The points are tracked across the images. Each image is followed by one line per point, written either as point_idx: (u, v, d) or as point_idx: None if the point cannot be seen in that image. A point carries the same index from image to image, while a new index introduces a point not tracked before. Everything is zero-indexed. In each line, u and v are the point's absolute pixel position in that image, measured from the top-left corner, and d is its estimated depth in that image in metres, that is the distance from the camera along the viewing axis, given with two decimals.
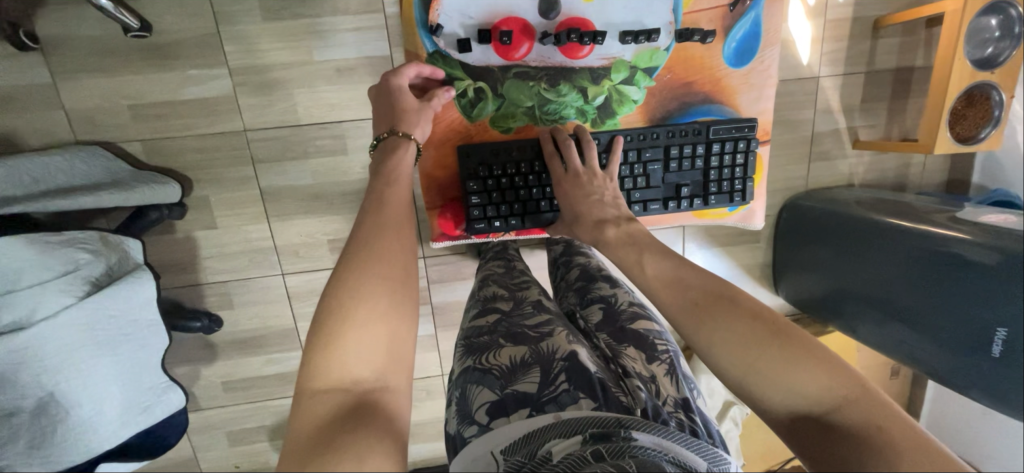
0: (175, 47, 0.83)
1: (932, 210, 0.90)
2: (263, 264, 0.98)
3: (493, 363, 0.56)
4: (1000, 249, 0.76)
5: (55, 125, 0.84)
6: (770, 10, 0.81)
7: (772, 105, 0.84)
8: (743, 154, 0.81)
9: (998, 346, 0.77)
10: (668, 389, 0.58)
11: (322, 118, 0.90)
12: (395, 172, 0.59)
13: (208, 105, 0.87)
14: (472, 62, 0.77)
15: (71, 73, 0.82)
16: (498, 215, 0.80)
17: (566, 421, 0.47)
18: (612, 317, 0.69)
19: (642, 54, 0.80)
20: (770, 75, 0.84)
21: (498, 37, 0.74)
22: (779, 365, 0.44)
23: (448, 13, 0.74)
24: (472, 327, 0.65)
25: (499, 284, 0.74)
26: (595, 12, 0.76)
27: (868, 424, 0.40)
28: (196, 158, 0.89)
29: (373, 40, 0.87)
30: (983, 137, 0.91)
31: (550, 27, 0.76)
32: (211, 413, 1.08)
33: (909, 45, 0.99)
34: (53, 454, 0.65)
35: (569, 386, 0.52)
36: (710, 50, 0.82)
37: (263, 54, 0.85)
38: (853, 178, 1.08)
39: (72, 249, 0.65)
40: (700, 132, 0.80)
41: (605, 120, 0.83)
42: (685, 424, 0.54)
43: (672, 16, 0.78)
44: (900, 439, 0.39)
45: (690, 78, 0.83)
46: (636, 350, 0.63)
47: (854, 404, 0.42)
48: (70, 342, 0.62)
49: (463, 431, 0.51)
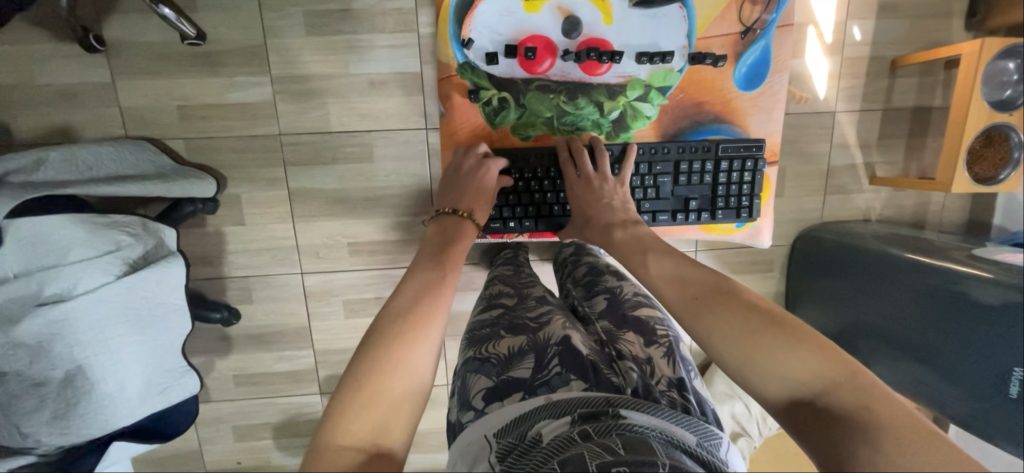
0: (224, 55, 0.90)
1: (950, 248, 0.90)
2: (284, 261, 1.02)
3: (491, 352, 0.59)
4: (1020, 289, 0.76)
5: (110, 121, 0.91)
6: (781, 39, 0.84)
7: (781, 127, 0.86)
8: (750, 172, 0.83)
9: (1016, 387, 0.77)
10: (664, 370, 0.61)
11: (353, 127, 0.95)
12: (456, 249, 0.63)
13: (249, 109, 0.93)
14: (498, 73, 0.81)
15: (130, 75, 0.89)
16: (513, 216, 0.82)
17: (556, 403, 0.49)
18: (615, 305, 0.73)
19: (656, 73, 0.83)
20: (779, 99, 0.86)
21: (523, 52, 0.79)
22: (770, 353, 0.45)
23: (478, 29, 0.80)
24: (477, 320, 0.68)
25: (505, 282, 0.77)
26: (614, 33, 0.81)
27: (856, 407, 0.41)
28: (233, 158, 0.95)
29: (405, 57, 0.92)
30: (1003, 179, 0.91)
31: (572, 45, 0.81)
32: (220, 406, 1.10)
33: (927, 85, 1.01)
34: (74, 425, 0.69)
35: (561, 369, 0.55)
36: (721, 73, 0.85)
37: (304, 65, 0.91)
38: (870, 212, 1.08)
39: (116, 231, 0.70)
40: (709, 149, 0.82)
41: (620, 133, 0.85)
42: (677, 401, 0.56)
43: (686, 40, 0.82)
44: (888, 422, 0.39)
45: (702, 98, 0.85)
46: (634, 335, 0.66)
47: (844, 388, 0.42)
48: (105, 316, 0.67)
49: (461, 417, 0.54)
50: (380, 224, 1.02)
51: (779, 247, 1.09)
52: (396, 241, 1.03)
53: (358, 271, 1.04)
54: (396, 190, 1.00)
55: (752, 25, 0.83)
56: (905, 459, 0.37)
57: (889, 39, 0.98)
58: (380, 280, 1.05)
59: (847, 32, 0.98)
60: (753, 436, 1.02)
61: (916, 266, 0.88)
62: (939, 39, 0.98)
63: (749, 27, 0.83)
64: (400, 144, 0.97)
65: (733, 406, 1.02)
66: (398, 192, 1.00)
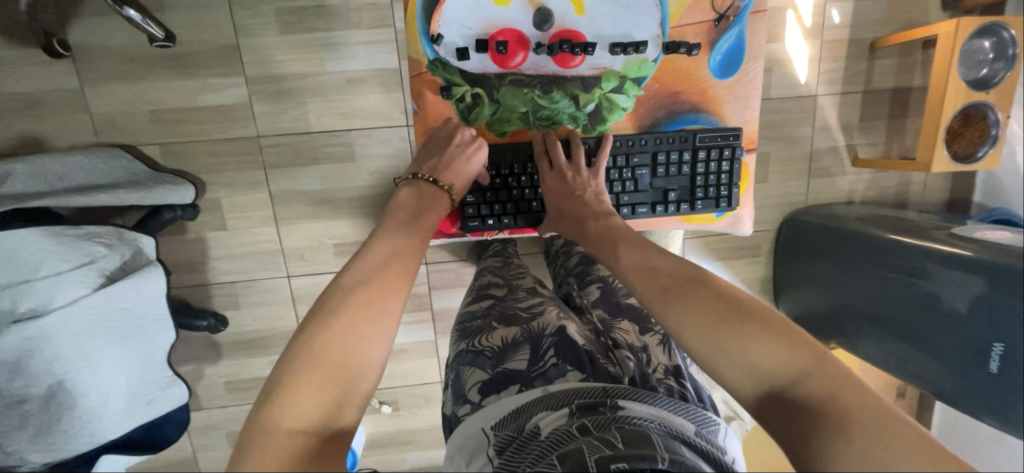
0: (196, 57, 0.88)
1: (931, 227, 0.92)
2: (270, 265, 1.01)
3: (485, 345, 0.59)
4: (995, 266, 0.78)
5: (81, 128, 0.88)
6: (753, 25, 0.83)
7: (758, 114, 0.86)
8: (728, 161, 0.83)
9: (996, 361, 0.79)
10: (660, 357, 0.62)
11: (333, 127, 0.94)
12: (427, 217, 0.64)
13: (225, 112, 0.91)
14: (470, 69, 0.80)
15: (99, 80, 0.87)
16: (492, 214, 0.82)
17: (552, 394, 0.50)
18: (608, 295, 0.74)
19: (630, 64, 0.83)
20: (754, 87, 0.86)
21: (495, 46, 0.78)
22: (741, 344, 0.45)
23: (448, 23, 0.78)
24: (467, 312, 0.68)
25: (495, 274, 0.77)
26: (586, 24, 0.80)
27: (823, 397, 0.41)
28: (211, 162, 0.93)
29: (382, 53, 0.91)
30: (982, 156, 0.91)
31: (544, 38, 0.79)
32: (213, 413, 1.09)
33: (906, 66, 1.02)
34: (60, 442, 0.68)
35: (557, 360, 0.55)
36: (696, 62, 0.84)
37: (279, 64, 0.89)
38: (853, 194, 1.09)
39: (91, 243, 0.67)
40: (686, 139, 0.82)
41: (596, 127, 0.85)
42: (675, 388, 0.57)
43: (659, 30, 0.81)
44: (855, 412, 0.40)
45: (677, 88, 0.85)
46: (630, 324, 0.67)
47: (811, 377, 0.43)
48: (84, 329, 0.65)
49: (458, 411, 0.54)
50: (365, 223, 1.01)
51: (765, 232, 1.11)
52: None
53: None
54: (380, 189, 0.99)
55: (725, 13, 0.82)
56: (872, 449, 0.38)
57: (868, 21, 0.99)
58: None
59: (826, 14, 0.98)
60: (744, 420, 1.03)
61: (903, 248, 0.89)
62: (917, 19, 0.99)
63: (722, 15, 0.82)
64: (381, 142, 0.96)
65: (723, 390, 1.05)
66: (381, 191, 0.99)
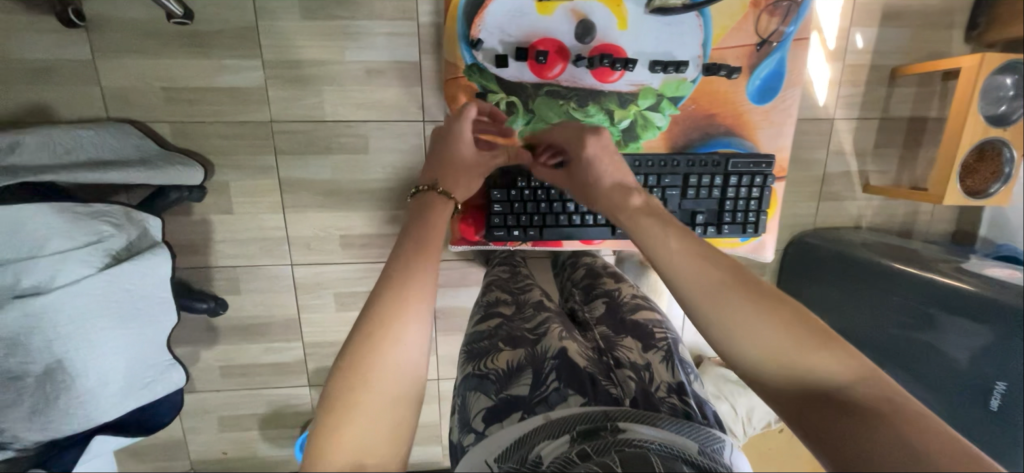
0: (213, 36, 0.86)
1: (937, 259, 0.92)
2: (273, 252, 1.00)
3: (490, 368, 0.58)
4: (994, 302, 0.79)
5: (90, 100, 0.87)
6: (796, 52, 0.81)
7: (791, 142, 0.85)
8: (759, 188, 0.83)
9: (996, 400, 0.80)
10: (663, 374, 0.59)
11: (348, 117, 0.92)
12: (428, 227, 0.57)
13: (239, 94, 0.89)
14: (506, 77, 0.78)
15: (113, 53, 0.85)
16: (518, 225, 0.81)
17: (554, 421, 0.49)
18: (614, 310, 0.73)
19: (669, 82, 0.81)
20: (790, 114, 0.84)
21: (534, 55, 0.76)
22: (795, 348, 0.45)
23: (489, 29, 0.76)
24: (475, 332, 0.67)
25: (501, 288, 0.76)
26: (628, 39, 0.78)
27: (877, 401, 0.41)
28: (221, 144, 0.92)
29: (404, 46, 0.89)
30: (993, 192, 0.92)
31: (585, 50, 0.78)
32: (206, 397, 1.08)
33: (924, 96, 1.02)
34: (54, 421, 0.66)
35: (558, 384, 0.55)
36: (735, 85, 0.82)
37: (298, 50, 0.88)
38: (861, 220, 1.09)
39: (98, 221, 0.66)
40: (719, 163, 0.81)
41: (628, 143, 0.83)
42: (678, 407, 0.54)
43: (701, 50, 0.79)
44: (916, 424, 0.39)
45: (712, 110, 0.83)
46: (633, 340, 0.65)
47: (861, 383, 0.42)
48: (89, 309, 0.65)
49: (462, 439, 0.53)
50: (374, 217, 1.00)
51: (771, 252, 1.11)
52: (389, 235, 1.01)
53: (350, 264, 1.02)
54: (391, 183, 0.98)
55: (769, 38, 0.80)
56: (927, 442, 0.37)
57: (891, 48, 0.98)
58: (372, 274, 1.04)
59: (851, 39, 0.97)
60: (737, 436, 1.03)
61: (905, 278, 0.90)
62: (939, 50, 0.99)
63: (765, 40, 0.80)
64: (396, 136, 0.95)
65: (721, 406, 1.04)
66: (392, 185, 0.98)
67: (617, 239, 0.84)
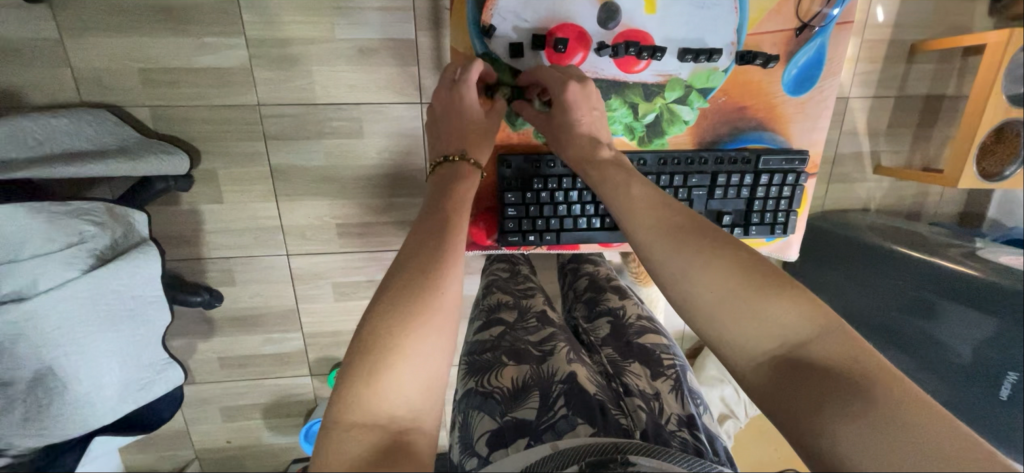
0: (189, 11, 0.79)
1: (946, 243, 0.91)
2: (268, 242, 0.96)
3: (494, 386, 0.56)
4: (992, 286, 0.79)
5: (61, 84, 0.80)
6: (838, 38, 0.75)
7: (825, 137, 0.80)
8: (791, 187, 0.78)
9: (1007, 389, 0.82)
10: (672, 405, 0.56)
11: (341, 99, 0.87)
12: (459, 202, 0.56)
13: (221, 75, 0.83)
14: (523, 68, 0.73)
15: (81, 31, 0.78)
16: (534, 229, 0.78)
17: (563, 450, 0.43)
18: (619, 331, 0.69)
19: (698, 73, 0.75)
20: (826, 107, 0.79)
21: (553, 44, 0.70)
22: (758, 300, 0.43)
23: (502, 14, 0.70)
24: (476, 342, 0.65)
25: (503, 290, 0.75)
26: (656, 25, 0.72)
27: (836, 356, 0.39)
28: (206, 129, 0.86)
29: (398, 21, 0.83)
30: (1008, 175, 0.90)
31: (608, 37, 0.72)
32: (207, 388, 1.07)
33: (942, 73, 0.98)
34: (50, 427, 0.64)
35: (567, 411, 0.51)
36: (770, 75, 0.77)
37: (283, 27, 0.81)
38: (870, 202, 1.06)
39: (80, 220, 0.62)
40: (750, 160, 0.77)
41: (653, 139, 0.79)
42: (688, 442, 0.51)
43: (735, 37, 0.74)
44: (876, 379, 0.37)
45: (744, 103, 0.78)
46: (641, 367, 0.62)
47: (822, 339, 0.40)
48: (72, 315, 0.61)
49: (465, 462, 0.51)
50: (371, 204, 0.96)
51: None
52: (388, 223, 0.98)
53: (347, 253, 0.99)
54: (389, 169, 0.94)
55: (810, 22, 0.74)
56: (897, 412, 0.35)
57: (912, 21, 0.94)
58: (371, 263, 1.01)
59: (871, 12, 0.92)
60: (739, 418, 1.05)
61: (910, 262, 0.89)
62: (961, 24, 0.94)
63: (806, 24, 0.74)
64: (392, 119, 0.90)
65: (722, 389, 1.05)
66: (390, 171, 0.94)
67: None
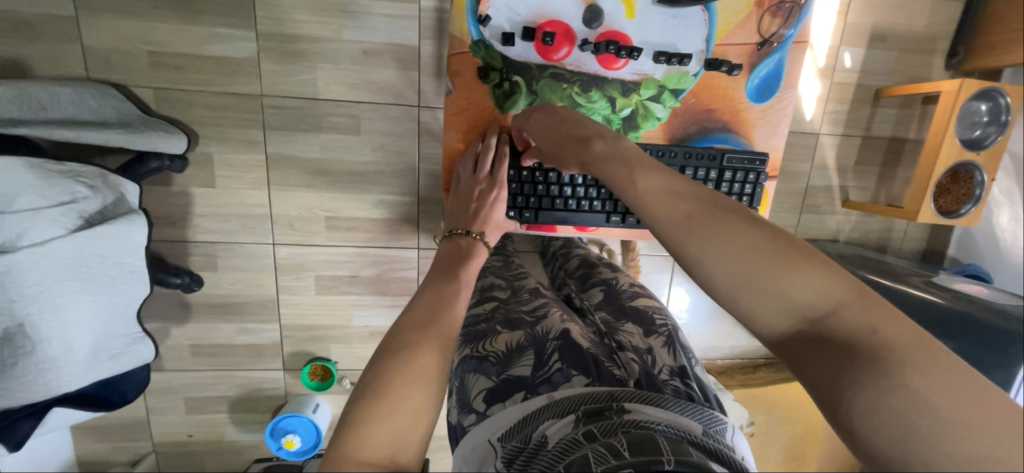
0: (204, 2, 0.83)
1: (909, 273, 0.96)
2: (255, 230, 0.97)
3: (489, 350, 0.57)
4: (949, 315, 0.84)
5: (69, 59, 0.83)
6: (794, 56, 0.81)
7: (784, 142, 0.85)
8: (751, 185, 0.83)
9: None
10: (665, 358, 0.57)
11: (341, 96, 0.91)
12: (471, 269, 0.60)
13: (229, 64, 0.87)
14: (513, 56, 0.78)
15: (96, 12, 0.81)
16: (514, 206, 0.81)
17: (559, 400, 0.48)
18: (612, 297, 0.71)
19: (671, 75, 0.81)
20: (787, 115, 0.84)
21: (541, 37, 0.76)
22: (777, 273, 0.37)
23: (498, 6, 0.76)
24: (470, 315, 0.66)
25: (496, 274, 0.76)
26: (635, 28, 0.78)
27: (864, 328, 0.34)
28: (207, 114, 0.89)
29: (404, 28, 0.88)
30: (964, 213, 0.97)
31: (591, 36, 0.78)
32: (174, 376, 1.05)
33: (904, 118, 1.06)
34: (10, 388, 0.64)
35: (562, 364, 0.54)
36: (735, 82, 0.83)
37: (293, 24, 0.86)
38: (839, 233, 1.12)
39: (72, 181, 0.65)
40: (715, 157, 0.81)
41: (628, 132, 0.84)
42: (681, 390, 0.53)
43: (704, 45, 0.80)
44: (906, 347, 0.33)
45: (712, 106, 0.84)
46: (633, 326, 0.63)
47: (854, 305, 0.35)
48: (53, 272, 0.62)
49: (463, 420, 0.53)
50: (362, 200, 0.98)
51: None
52: (379, 220, 1.00)
53: (333, 248, 1.00)
54: (381, 166, 0.96)
55: (770, 38, 0.81)
56: (920, 383, 0.31)
57: (877, 69, 1.02)
58: (356, 259, 1.02)
59: (840, 57, 1.01)
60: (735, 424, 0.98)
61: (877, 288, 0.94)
62: (920, 74, 1.03)
63: (766, 39, 0.81)
64: (389, 119, 0.93)
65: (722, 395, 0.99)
66: (383, 169, 0.96)
67: (611, 227, 0.84)
